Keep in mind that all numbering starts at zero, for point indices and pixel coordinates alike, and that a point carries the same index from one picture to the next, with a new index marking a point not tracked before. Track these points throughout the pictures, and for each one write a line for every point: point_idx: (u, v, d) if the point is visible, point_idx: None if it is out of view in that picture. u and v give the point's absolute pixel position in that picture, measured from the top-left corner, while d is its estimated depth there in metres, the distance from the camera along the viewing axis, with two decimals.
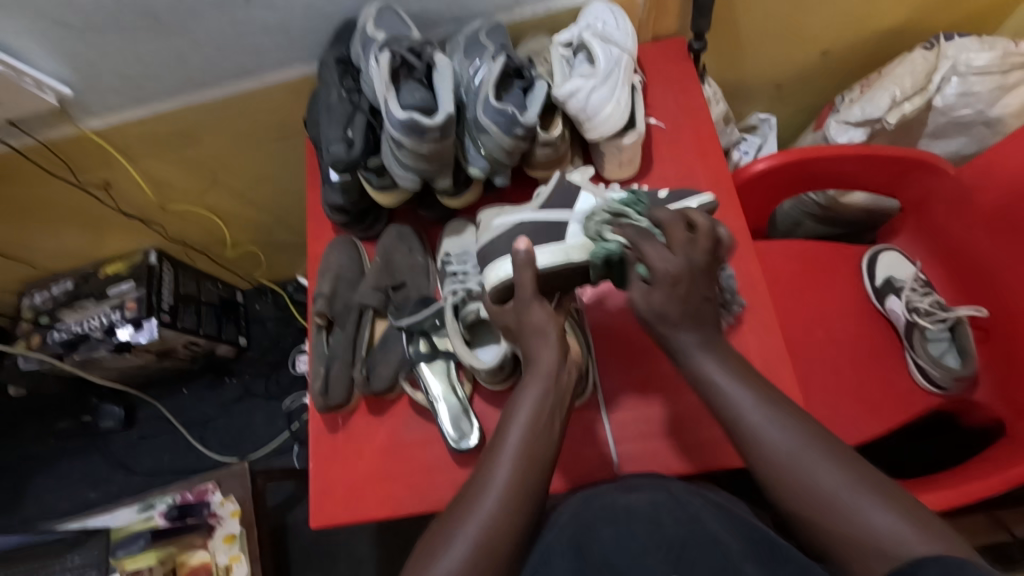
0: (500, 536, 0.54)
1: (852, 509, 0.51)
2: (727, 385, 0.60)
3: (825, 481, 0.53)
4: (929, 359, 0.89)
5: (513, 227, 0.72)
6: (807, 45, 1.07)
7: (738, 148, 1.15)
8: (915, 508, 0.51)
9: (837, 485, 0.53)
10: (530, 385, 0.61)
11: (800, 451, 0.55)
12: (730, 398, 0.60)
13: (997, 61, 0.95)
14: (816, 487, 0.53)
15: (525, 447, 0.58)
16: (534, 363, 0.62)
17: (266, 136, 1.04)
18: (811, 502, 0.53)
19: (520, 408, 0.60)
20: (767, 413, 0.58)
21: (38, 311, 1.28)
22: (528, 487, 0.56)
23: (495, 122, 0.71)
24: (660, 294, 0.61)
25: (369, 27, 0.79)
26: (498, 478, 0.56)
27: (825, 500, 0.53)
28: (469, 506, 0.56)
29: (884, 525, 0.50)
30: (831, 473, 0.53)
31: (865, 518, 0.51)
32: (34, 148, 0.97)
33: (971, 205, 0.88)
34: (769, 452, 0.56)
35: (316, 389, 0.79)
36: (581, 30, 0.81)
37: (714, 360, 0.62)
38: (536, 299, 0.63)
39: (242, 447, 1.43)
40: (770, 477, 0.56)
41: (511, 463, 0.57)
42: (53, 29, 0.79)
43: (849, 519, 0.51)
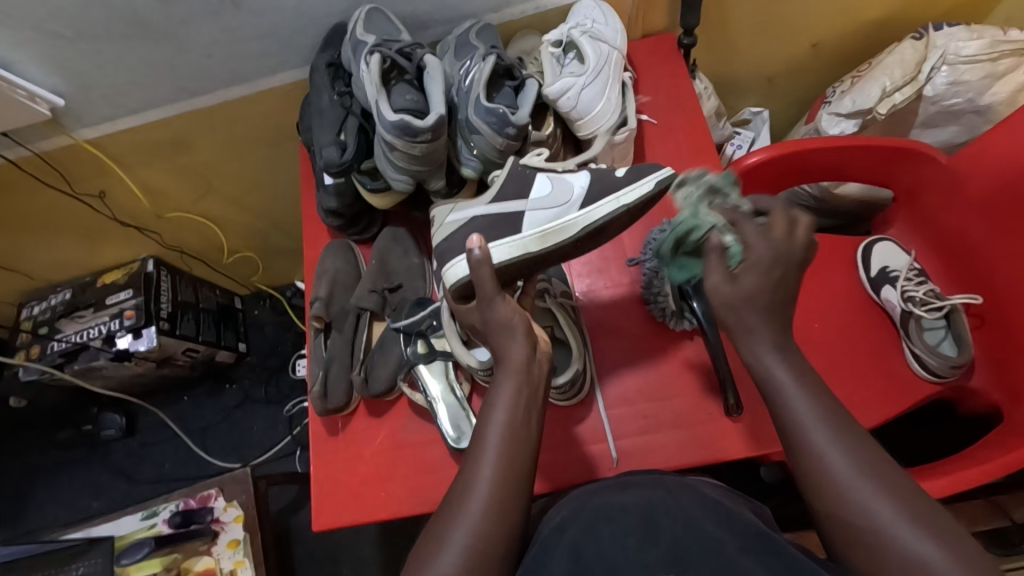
0: (489, 536, 0.54)
1: (905, 538, 0.49)
2: (794, 395, 0.56)
3: (879, 507, 0.51)
4: (925, 347, 0.90)
5: (466, 223, 0.73)
6: (797, 38, 1.08)
7: (731, 142, 1.15)
8: (962, 542, 0.49)
9: (886, 512, 0.50)
10: (504, 381, 0.60)
11: (859, 479, 0.52)
12: (795, 412, 0.56)
13: (986, 49, 0.95)
14: (871, 510, 0.51)
15: (508, 445, 0.58)
16: (504, 359, 0.61)
17: (259, 142, 1.04)
18: (861, 526, 0.51)
19: (495, 409, 0.59)
20: (835, 428, 0.54)
21: (37, 321, 1.28)
22: (518, 485, 0.56)
23: (486, 122, 0.72)
24: (749, 280, 0.57)
25: (358, 30, 0.79)
26: (482, 481, 0.56)
27: (874, 524, 0.51)
28: (458, 508, 0.56)
29: (933, 555, 0.48)
30: (882, 494, 0.51)
31: (907, 542, 0.49)
32: (29, 159, 0.97)
33: (962, 192, 0.89)
34: (833, 471, 0.53)
35: (314, 392, 0.80)
36: (570, 28, 0.81)
37: (780, 357, 0.58)
38: (500, 297, 0.61)
39: (243, 453, 1.44)
40: (823, 499, 0.53)
41: (493, 466, 0.57)
42: (43, 40, 0.80)
43: (893, 547, 0.49)
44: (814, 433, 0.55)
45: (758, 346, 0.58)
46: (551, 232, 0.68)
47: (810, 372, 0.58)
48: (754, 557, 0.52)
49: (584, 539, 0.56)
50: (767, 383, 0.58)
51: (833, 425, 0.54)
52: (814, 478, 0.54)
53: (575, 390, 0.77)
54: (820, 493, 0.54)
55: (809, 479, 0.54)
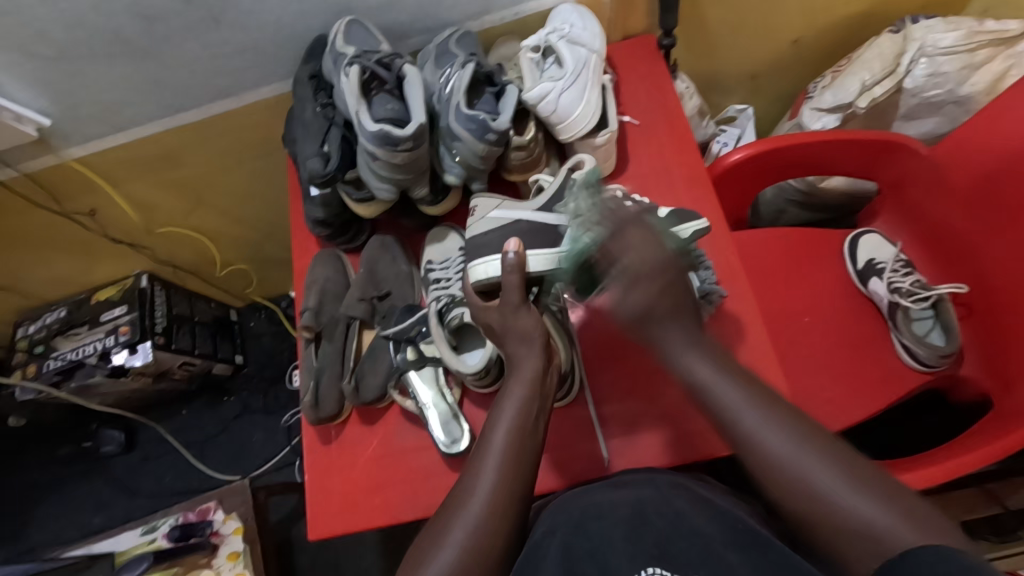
0: (489, 536, 0.55)
1: (847, 504, 0.51)
2: (719, 383, 0.60)
3: (816, 475, 0.53)
4: (913, 338, 0.90)
5: (508, 223, 0.71)
6: (776, 35, 1.09)
7: (717, 140, 1.16)
8: (905, 500, 0.50)
9: (826, 479, 0.53)
10: (514, 390, 0.62)
11: (800, 454, 0.54)
12: (725, 403, 0.59)
13: (963, 41, 0.96)
14: (811, 480, 0.53)
15: (513, 447, 0.59)
16: (516, 368, 0.64)
17: (246, 155, 1.05)
18: (800, 493, 0.53)
19: (503, 414, 0.61)
20: (765, 411, 0.58)
21: (33, 340, 1.29)
22: (518, 483, 0.58)
23: (467, 129, 0.72)
24: (641, 292, 0.62)
25: (338, 42, 0.80)
26: (485, 479, 0.57)
27: (816, 492, 0.53)
28: (457, 507, 0.57)
29: (874, 514, 0.50)
30: (819, 463, 0.54)
31: (851, 504, 0.51)
32: (18, 180, 0.98)
33: (943, 183, 0.90)
34: (768, 449, 0.55)
35: (307, 402, 0.80)
36: (548, 34, 0.82)
37: (697, 353, 0.62)
38: (523, 308, 0.65)
39: (244, 464, 1.44)
40: (765, 476, 0.55)
41: (497, 464, 0.58)
42: (27, 61, 0.80)
43: (837, 513, 0.51)
44: (745, 417, 0.57)
45: (665, 332, 0.63)
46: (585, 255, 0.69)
47: (730, 367, 0.61)
48: (740, 553, 0.52)
49: (572, 536, 0.56)
50: (695, 382, 0.61)
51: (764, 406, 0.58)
52: (754, 463, 0.56)
53: (564, 391, 0.78)
54: (759, 470, 0.56)
55: (751, 464, 0.57)
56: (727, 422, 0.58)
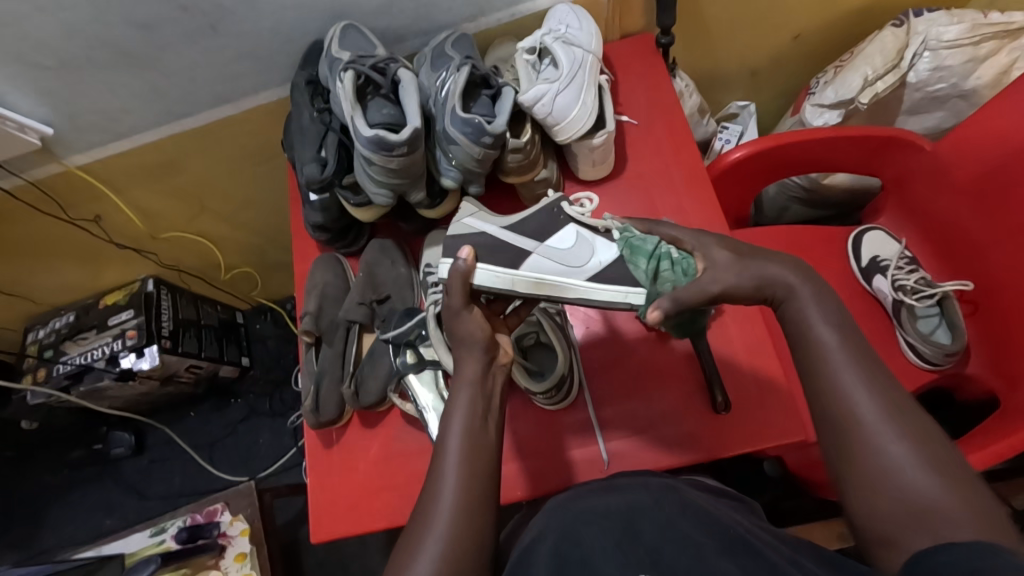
0: (459, 551, 0.52)
1: (909, 480, 0.46)
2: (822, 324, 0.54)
3: (891, 444, 0.48)
4: (919, 336, 0.89)
5: (469, 234, 0.67)
6: (777, 31, 1.08)
7: (718, 138, 1.15)
8: (978, 492, 0.45)
9: (900, 452, 0.47)
10: (461, 386, 0.60)
11: (880, 420, 0.48)
12: (825, 352, 0.52)
13: (967, 34, 0.94)
14: (880, 448, 0.48)
15: (469, 455, 0.56)
16: (458, 374, 0.61)
17: (247, 160, 1.06)
18: (872, 464, 0.48)
19: (453, 415, 0.58)
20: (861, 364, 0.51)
21: (42, 345, 1.31)
22: (480, 491, 0.55)
23: (463, 132, 0.72)
24: (722, 253, 0.60)
25: (334, 47, 0.80)
26: (446, 492, 0.55)
27: (877, 462, 0.47)
28: (424, 522, 0.54)
29: (936, 494, 0.45)
30: (894, 434, 0.48)
31: (912, 480, 0.46)
32: (24, 188, 0.99)
33: (948, 179, 0.88)
34: (854, 409, 0.49)
35: (307, 407, 0.80)
36: (543, 35, 0.82)
37: (817, 295, 0.55)
38: (467, 309, 0.62)
39: (251, 466, 1.45)
40: (840, 445, 0.50)
41: (455, 474, 0.55)
42: (30, 72, 0.81)
43: (907, 491, 0.46)
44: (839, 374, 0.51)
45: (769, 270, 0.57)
46: (548, 285, 0.65)
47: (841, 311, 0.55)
48: (732, 559, 0.52)
49: (561, 539, 0.56)
50: (798, 319, 0.55)
51: (865, 363, 0.51)
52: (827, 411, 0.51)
53: (562, 394, 0.77)
54: (837, 424, 0.50)
55: (829, 425, 0.51)
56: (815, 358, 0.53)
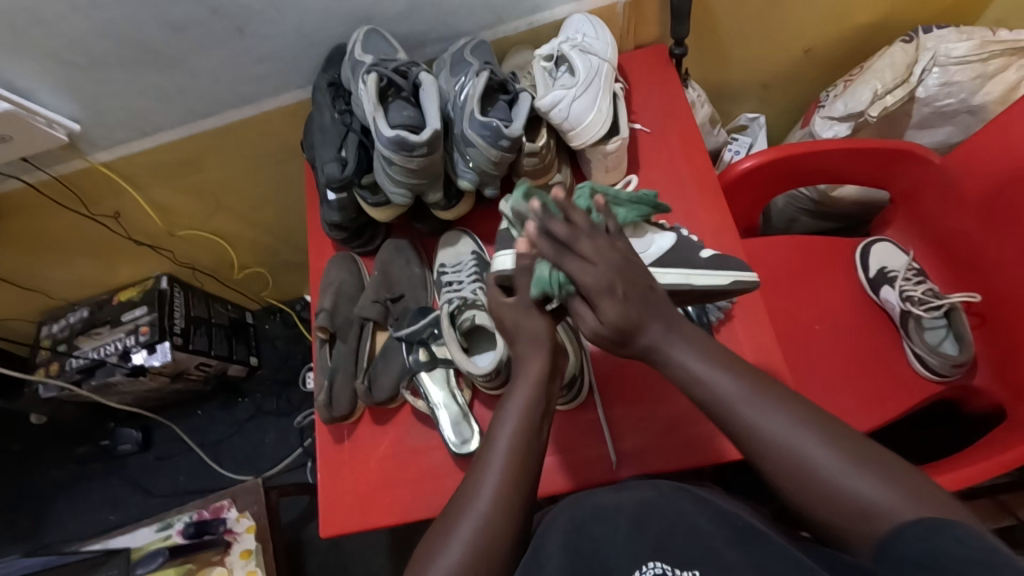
0: (499, 538, 0.56)
1: (845, 482, 0.49)
2: (715, 375, 0.58)
3: (819, 457, 0.51)
4: (926, 347, 0.90)
5: None
6: (788, 45, 1.10)
7: (728, 148, 1.16)
8: (906, 474, 0.49)
9: (828, 463, 0.51)
10: (520, 384, 0.63)
11: (798, 434, 0.53)
12: (723, 392, 0.57)
13: (976, 50, 0.96)
14: (809, 461, 0.51)
15: (519, 449, 0.60)
16: (521, 371, 0.64)
17: (265, 161, 1.08)
18: (806, 484, 0.51)
19: (509, 415, 0.62)
20: (760, 394, 0.56)
21: (56, 339, 1.33)
22: (524, 484, 0.58)
23: (481, 135, 0.74)
24: (609, 310, 0.58)
25: (357, 51, 0.82)
26: (491, 483, 0.58)
27: (814, 474, 0.51)
28: (466, 508, 0.58)
29: (874, 494, 0.48)
30: (815, 442, 0.52)
31: (849, 482, 0.49)
32: (47, 183, 1.01)
33: (957, 193, 0.90)
34: (770, 438, 0.53)
35: (320, 401, 0.81)
36: (561, 43, 0.84)
37: (693, 351, 0.59)
38: (539, 310, 0.65)
39: (256, 465, 1.46)
40: (775, 471, 0.53)
41: (504, 467, 0.59)
42: (61, 69, 0.84)
43: (842, 492, 0.49)
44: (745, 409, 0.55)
45: (650, 337, 0.60)
46: None
47: (719, 354, 0.59)
48: (739, 549, 0.53)
49: (573, 532, 0.57)
50: (685, 378, 0.59)
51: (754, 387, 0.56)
52: (753, 447, 0.55)
53: (572, 394, 0.78)
54: (765, 453, 0.54)
55: (758, 457, 0.54)
56: (721, 410, 0.57)
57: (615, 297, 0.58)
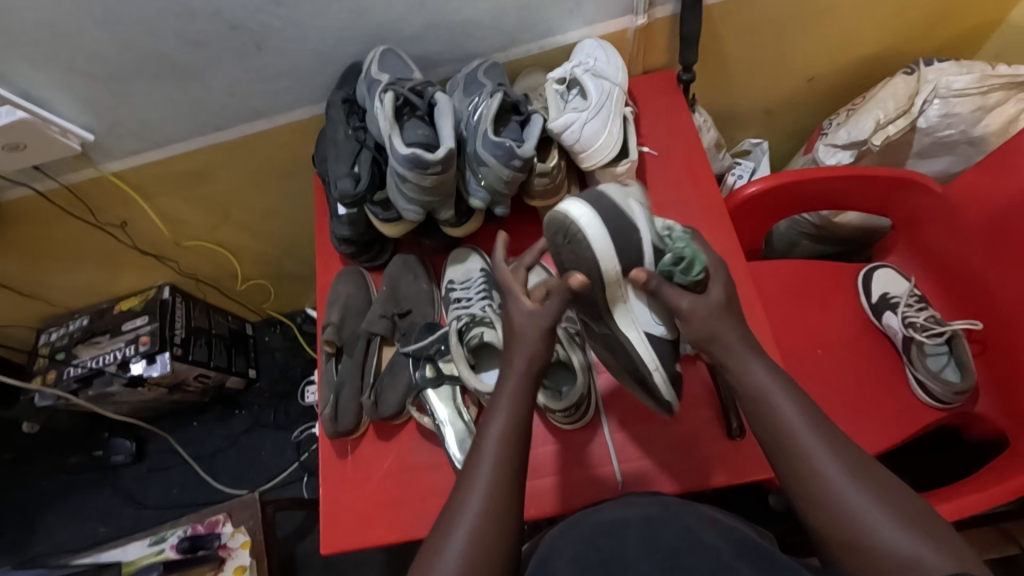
0: (484, 553, 0.56)
1: (891, 538, 0.52)
2: (780, 397, 0.59)
3: (867, 508, 0.53)
4: (928, 373, 0.90)
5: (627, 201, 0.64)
6: (793, 74, 1.12)
7: (732, 172, 1.18)
8: (947, 539, 0.52)
9: (874, 513, 0.53)
10: (506, 386, 0.64)
11: (851, 482, 0.55)
12: (785, 419, 0.58)
13: (976, 84, 0.98)
14: (859, 509, 0.54)
15: (505, 461, 0.60)
16: (501, 386, 0.64)
17: (274, 174, 1.09)
18: (852, 528, 0.53)
19: (493, 425, 0.62)
20: (825, 435, 0.57)
21: (54, 347, 1.32)
22: (507, 500, 0.59)
23: (494, 155, 0.75)
24: (718, 290, 0.63)
25: (373, 70, 0.83)
26: (477, 493, 0.59)
27: (861, 522, 0.53)
28: (451, 518, 0.59)
29: (912, 547, 0.51)
30: (868, 495, 0.54)
31: (890, 537, 0.52)
32: (57, 191, 1.02)
33: (957, 223, 0.91)
34: (823, 476, 0.55)
35: (325, 415, 0.81)
36: (574, 67, 0.86)
37: (763, 362, 0.61)
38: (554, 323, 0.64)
39: (251, 479, 1.44)
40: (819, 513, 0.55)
41: (488, 479, 0.60)
42: (79, 80, 0.85)
43: (883, 546, 0.52)
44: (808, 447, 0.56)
45: (725, 334, 0.62)
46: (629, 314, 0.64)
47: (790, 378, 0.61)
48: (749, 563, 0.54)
49: (582, 548, 0.57)
50: (754, 391, 0.61)
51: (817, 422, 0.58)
52: (801, 485, 0.57)
53: (580, 413, 0.78)
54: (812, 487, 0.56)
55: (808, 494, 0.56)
56: (783, 441, 0.58)
57: (722, 282, 0.64)
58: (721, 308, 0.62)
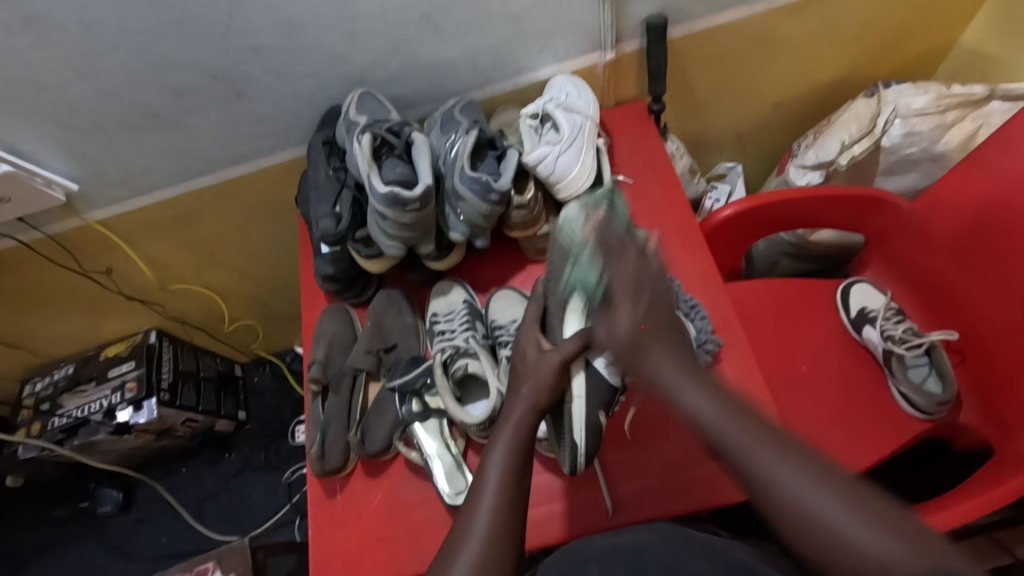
0: None
1: (855, 538, 0.51)
2: (720, 418, 0.60)
3: (829, 512, 0.53)
4: (909, 385, 0.92)
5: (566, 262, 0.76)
6: (760, 101, 1.16)
7: (708, 196, 1.21)
8: (919, 533, 0.51)
9: (838, 514, 0.53)
10: (504, 435, 0.67)
11: (809, 488, 0.54)
12: (731, 438, 0.59)
13: (933, 103, 1.03)
14: (820, 515, 0.53)
15: (503, 504, 0.62)
16: (498, 436, 0.68)
17: (259, 215, 1.10)
18: (819, 535, 0.53)
19: (490, 472, 0.65)
20: (771, 447, 0.57)
21: (39, 397, 1.30)
22: (503, 542, 0.60)
23: (471, 189, 0.77)
24: (625, 313, 0.67)
25: (351, 112, 0.86)
26: (474, 537, 0.60)
27: (828, 527, 0.53)
28: (448, 561, 0.60)
29: (881, 544, 0.50)
30: (830, 498, 0.54)
31: (856, 538, 0.51)
32: (41, 241, 1.03)
33: (927, 236, 0.94)
34: (783, 487, 0.55)
35: (312, 454, 0.81)
36: (546, 102, 0.89)
37: (698, 386, 0.63)
38: (558, 368, 0.69)
39: (242, 523, 1.42)
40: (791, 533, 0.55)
41: (486, 525, 0.61)
42: (63, 132, 0.87)
43: (851, 546, 0.51)
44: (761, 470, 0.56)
45: (654, 356, 0.66)
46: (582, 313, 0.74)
47: (728, 396, 0.62)
48: None
49: None
50: (697, 420, 0.61)
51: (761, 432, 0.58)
52: (767, 504, 0.56)
53: None
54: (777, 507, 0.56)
55: (766, 509, 0.56)
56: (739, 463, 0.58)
57: (630, 305, 0.68)
58: (630, 335, 0.66)
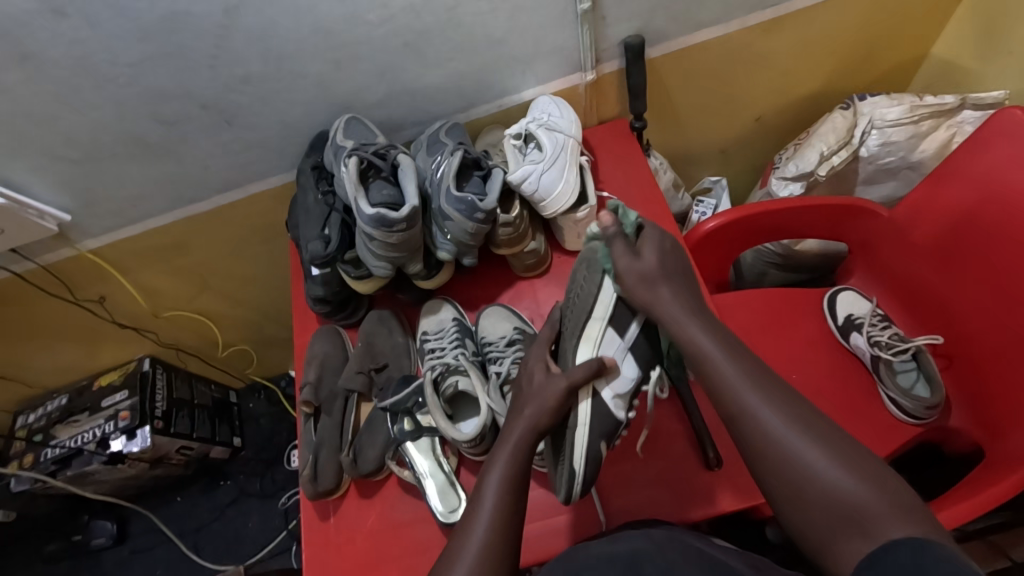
0: None
1: (838, 486, 0.57)
2: (721, 359, 0.67)
3: (815, 462, 0.59)
4: (899, 390, 0.92)
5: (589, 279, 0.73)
6: (740, 116, 1.19)
7: (694, 210, 1.24)
8: (900, 495, 0.56)
9: (823, 467, 0.59)
10: (502, 449, 0.68)
11: (793, 433, 0.61)
12: (727, 379, 0.66)
13: (907, 114, 1.05)
14: (805, 461, 0.59)
15: (498, 519, 0.62)
16: (497, 447, 0.69)
17: (251, 241, 1.12)
18: (803, 480, 0.59)
19: (487, 487, 0.65)
20: (765, 392, 0.64)
21: (32, 429, 1.30)
22: (497, 555, 0.60)
23: (457, 209, 0.79)
24: (650, 250, 0.72)
25: (338, 137, 0.88)
26: (471, 548, 0.61)
27: (809, 476, 0.59)
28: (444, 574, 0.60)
29: (863, 498, 0.56)
30: (817, 451, 0.60)
31: (838, 487, 0.57)
32: (34, 272, 1.03)
33: (907, 242, 0.96)
34: (771, 430, 0.62)
35: (305, 476, 0.81)
36: (529, 122, 0.91)
37: (702, 328, 0.69)
38: (564, 393, 0.69)
39: (239, 552, 1.40)
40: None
41: (480, 540, 0.61)
42: (57, 164, 0.88)
43: (832, 493, 0.57)
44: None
45: (661, 289, 0.70)
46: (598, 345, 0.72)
47: (735, 344, 0.68)
48: None
49: None
50: (699, 353, 0.68)
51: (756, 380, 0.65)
52: (755, 444, 0.63)
53: None
54: (764, 459, 0.62)
55: (755, 449, 0.63)
56: (736, 411, 0.64)
57: (654, 245, 0.73)
58: (655, 266, 0.71)
